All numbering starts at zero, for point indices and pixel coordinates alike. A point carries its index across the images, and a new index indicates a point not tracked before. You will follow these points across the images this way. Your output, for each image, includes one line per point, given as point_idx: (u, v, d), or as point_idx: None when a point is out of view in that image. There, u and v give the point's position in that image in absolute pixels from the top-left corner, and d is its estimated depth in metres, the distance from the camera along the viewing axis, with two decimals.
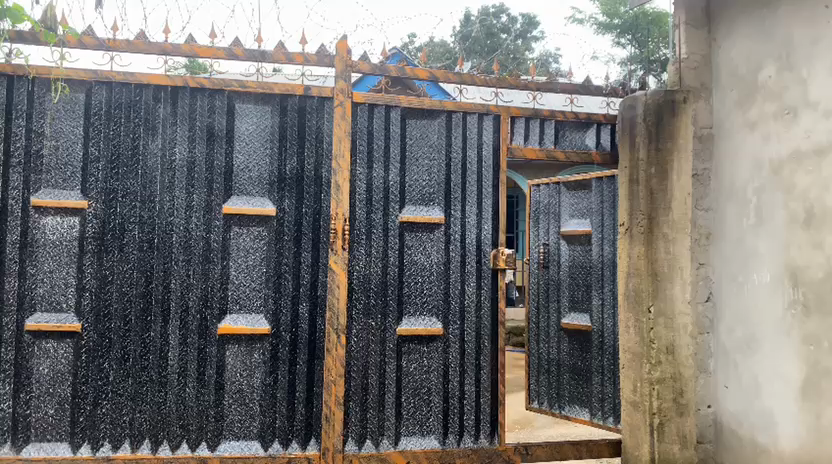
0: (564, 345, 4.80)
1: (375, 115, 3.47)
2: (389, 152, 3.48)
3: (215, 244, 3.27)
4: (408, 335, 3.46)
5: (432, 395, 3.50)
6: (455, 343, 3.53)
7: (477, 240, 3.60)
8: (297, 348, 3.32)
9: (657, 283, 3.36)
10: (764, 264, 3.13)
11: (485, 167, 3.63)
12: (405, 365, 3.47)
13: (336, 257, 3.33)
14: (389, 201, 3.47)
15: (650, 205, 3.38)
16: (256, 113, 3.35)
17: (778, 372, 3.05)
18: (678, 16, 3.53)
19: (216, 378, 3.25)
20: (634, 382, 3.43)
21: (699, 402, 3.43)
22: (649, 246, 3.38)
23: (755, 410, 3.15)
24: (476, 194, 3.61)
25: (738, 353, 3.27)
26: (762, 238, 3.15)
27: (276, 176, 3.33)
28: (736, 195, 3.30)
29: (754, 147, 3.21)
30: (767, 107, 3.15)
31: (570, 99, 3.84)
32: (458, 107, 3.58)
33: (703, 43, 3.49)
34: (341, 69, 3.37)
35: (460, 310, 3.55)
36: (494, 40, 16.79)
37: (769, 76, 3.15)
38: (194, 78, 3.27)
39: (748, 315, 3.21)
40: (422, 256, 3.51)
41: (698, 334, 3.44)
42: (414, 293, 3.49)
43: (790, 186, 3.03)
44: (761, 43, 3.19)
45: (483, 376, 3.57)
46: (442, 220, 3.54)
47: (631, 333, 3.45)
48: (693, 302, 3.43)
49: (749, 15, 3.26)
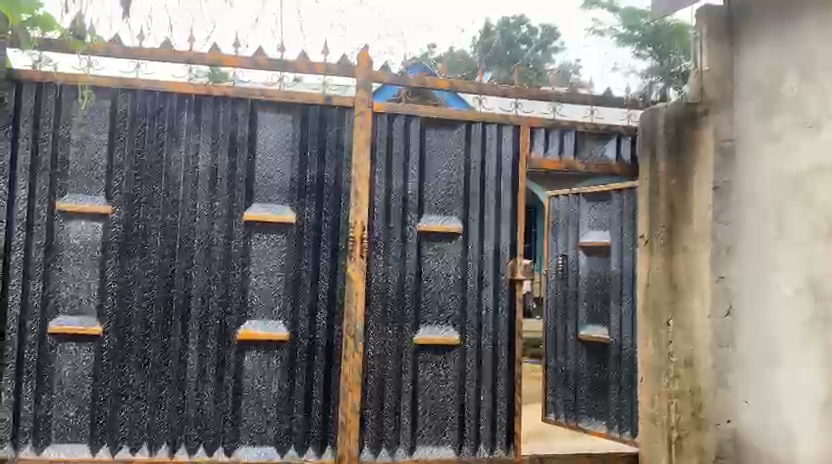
0: (582, 357, 4.80)
1: (395, 124, 3.49)
2: (408, 161, 3.50)
3: (236, 250, 3.30)
4: (426, 343, 3.47)
5: (448, 405, 3.50)
6: (471, 353, 3.53)
7: (495, 251, 3.60)
8: (314, 354, 3.34)
9: (675, 296, 3.48)
10: (785, 278, 3.11)
11: (504, 178, 3.64)
12: (422, 374, 3.47)
13: (353, 263, 3.35)
14: (408, 210, 3.48)
15: (670, 218, 3.53)
16: (277, 122, 3.38)
17: (799, 387, 3.03)
18: (700, 26, 3.45)
19: (234, 384, 3.28)
20: (652, 396, 3.55)
21: (718, 417, 3.29)
22: (669, 259, 3.53)
23: (774, 426, 3.11)
24: (495, 204, 3.61)
25: (758, 367, 3.20)
26: (783, 252, 3.12)
27: (297, 184, 3.37)
28: (757, 210, 3.24)
29: (775, 160, 3.17)
30: (788, 120, 3.13)
31: (591, 109, 3.84)
32: (478, 116, 3.60)
33: (723, 54, 3.40)
34: (362, 80, 3.41)
35: (477, 320, 3.55)
36: (513, 51, 16.80)
37: (791, 88, 3.13)
38: (217, 87, 3.32)
39: (768, 329, 3.16)
40: (440, 266, 3.52)
41: (716, 348, 3.31)
42: (431, 302, 3.50)
43: (810, 198, 3.04)
44: (784, 52, 3.17)
45: (499, 387, 3.56)
46: (461, 230, 3.55)
47: (650, 347, 3.59)
48: (713, 315, 3.31)
49: (773, 25, 3.21)
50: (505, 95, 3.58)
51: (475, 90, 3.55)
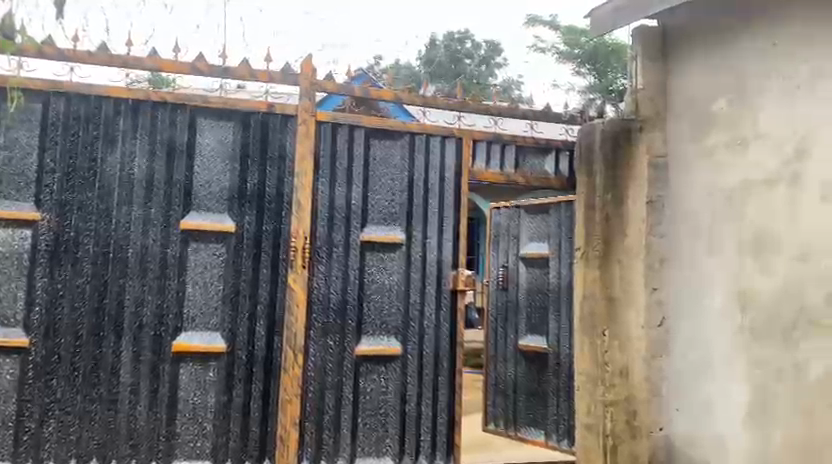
0: (522, 367, 4.88)
1: (338, 134, 3.48)
2: (352, 172, 3.49)
3: (172, 259, 3.22)
4: (367, 354, 3.46)
5: (389, 416, 3.49)
6: (412, 363, 3.54)
7: (438, 262, 3.63)
8: (253, 367, 3.28)
9: (611, 307, 3.52)
10: (715, 291, 3.25)
11: (446, 190, 3.67)
12: (363, 384, 3.45)
13: (295, 275, 3.32)
14: (351, 220, 3.47)
15: (606, 229, 3.53)
16: (218, 128, 3.33)
17: (726, 395, 3.17)
18: (636, 48, 3.59)
19: (169, 397, 3.19)
20: (588, 405, 3.56)
21: (651, 424, 3.44)
22: (605, 270, 3.54)
23: (705, 434, 3.26)
24: (438, 216, 3.64)
25: (691, 377, 3.33)
26: (714, 265, 3.26)
27: (237, 192, 3.31)
28: (688, 225, 3.39)
29: (706, 177, 3.32)
30: (719, 138, 3.28)
31: (531, 124, 3.95)
32: (422, 129, 3.62)
33: (658, 74, 3.55)
34: (307, 89, 3.39)
35: (419, 331, 3.56)
36: (457, 65, 17.05)
37: (721, 108, 3.28)
38: (156, 92, 3.25)
39: (699, 339, 3.30)
40: (383, 276, 3.52)
41: (651, 358, 3.45)
42: (373, 313, 3.49)
43: (739, 214, 3.18)
44: (715, 73, 3.31)
45: (441, 397, 3.58)
46: (403, 240, 3.56)
47: (585, 357, 3.60)
48: (647, 326, 3.46)
49: (704, 49, 3.37)
50: (448, 108, 3.65)
51: (420, 103, 3.58)
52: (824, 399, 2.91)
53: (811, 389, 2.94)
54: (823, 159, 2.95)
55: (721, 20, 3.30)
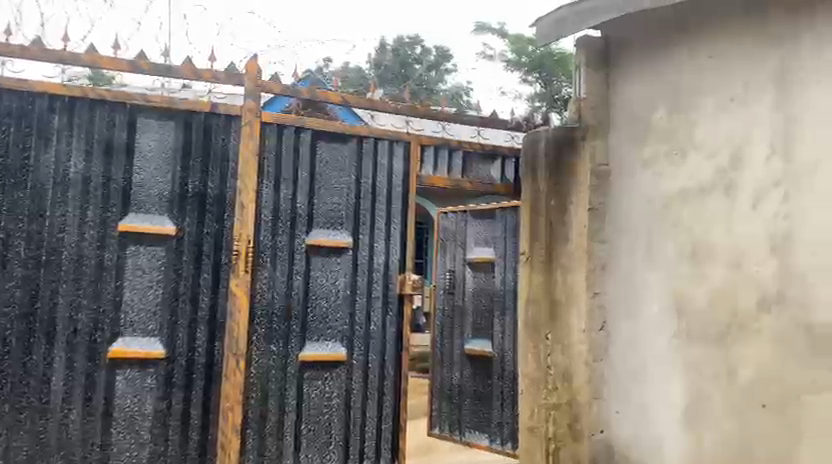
0: (467, 371, 4.91)
1: (284, 135, 3.42)
2: (298, 175, 3.44)
3: (108, 263, 3.11)
4: (311, 360, 3.41)
5: (333, 422, 3.46)
6: (357, 369, 3.52)
7: (385, 267, 3.62)
8: (193, 374, 3.20)
9: (554, 312, 3.63)
10: (653, 296, 3.34)
11: (394, 194, 3.66)
12: (307, 391, 3.41)
13: (237, 279, 3.25)
14: (296, 224, 3.42)
15: (550, 236, 3.64)
16: (158, 128, 3.23)
17: (664, 397, 3.26)
18: (579, 57, 3.66)
19: (104, 404, 3.08)
20: (532, 407, 3.66)
21: (592, 427, 3.49)
22: (548, 276, 3.65)
23: (643, 437, 3.33)
24: (385, 220, 3.63)
25: (631, 380, 3.41)
26: (652, 271, 3.35)
27: (178, 194, 3.23)
28: (628, 232, 3.47)
29: (645, 185, 3.41)
30: (658, 147, 3.37)
31: (478, 130, 3.99)
32: (370, 132, 3.59)
33: (601, 84, 3.63)
34: (251, 89, 3.34)
35: (365, 336, 3.54)
36: (407, 70, 17.12)
37: (660, 118, 3.37)
38: (94, 90, 3.14)
39: (638, 343, 3.39)
40: (328, 281, 3.48)
41: (592, 362, 3.52)
42: (318, 318, 3.45)
43: (676, 222, 3.27)
44: (655, 84, 3.40)
45: (386, 403, 3.57)
46: (349, 244, 3.53)
47: (529, 360, 3.70)
48: (588, 330, 3.52)
49: (643, 60, 3.47)
50: (396, 112, 3.64)
51: (367, 106, 3.55)
52: (755, 399, 2.95)
53: (742, 390, 2.99)
54: (756, 165, 3.01)
55: (662, 32, 3.39)
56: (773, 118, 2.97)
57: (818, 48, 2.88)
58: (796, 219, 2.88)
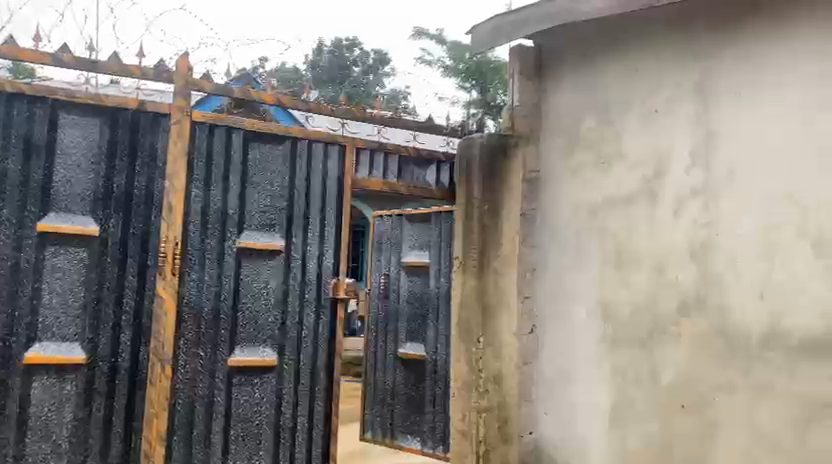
0: (400, 375, 4.92)
1: (215, 135, 3.35)
2: (229, 176, 3.37)
3: (25, 264, 2.96)
4: (241, 365, 3.34)
5: (263, 428, 3.40)
6: (289, 374, 3.47)
7: (318, 270, 3.59)
8: (116, 381, 3.08)
9: (486, 316, 3.69)
10: (581, 299, 3.45)
11: (328, 198, 3.64)
12: (236, 396, 3.34)
13: (164, 283, 3.16)
14: (226, 226, 3.35)
15: (483, 240, 3.71)
16: (82, 125, 3.10)
17: (590, 398, 3.37)
18: (514, 67, 3.78)
19: (18, 413, 2.92)
20: (462, 410, 3.72)
21: (521, 429, 3.61)
22: (481, 280, 3.72)
23: (570, 437, 3.43)
24: (318, 224, 3.60)
25: (559, 382, 3.51)
26: (580, 275, 3.46)
27: (102, 194, 3.10)
28: (558, 237, 3.58)
29: (575, 192, 3.52)
30: (586, 156, 3.49)
31: (414, 135, 4.00)
32: (304, 134, 3.55)
33: (533, 94, 3.76)
34: (181, 86, 3.24)
35: (297, 340, 3.50)
36: (345, 73, 17.04)
37: (589, 128, 3.49)
38: (12, 83, 2.98)
39: (566, 346, 3.50)
40: (259, 284, 3.42)
41: (521, 365, 3.62)
42: (248, 322, 3.38)
43: (604, 228, 3.38)
44: (585, 95, 3.52)
45: (317, 407, 3.54)
46: (282, 247, 3.48)
47: (461, 363, 3.75)
48: (518, 333, 3.62)
49: (574, 72, 3.59)
50: (332, 114, 3.62)
51: (302, 108, 3.52)
52: (676, 400, 3.06)
53: (663, 390, 3.11)
54: (677, 174, 3.13)
55: (592, 45, 3.51)
56: (693, 128, 3.09)
57: (734, 61, 2.97)
58: (716, 227, 2.97)
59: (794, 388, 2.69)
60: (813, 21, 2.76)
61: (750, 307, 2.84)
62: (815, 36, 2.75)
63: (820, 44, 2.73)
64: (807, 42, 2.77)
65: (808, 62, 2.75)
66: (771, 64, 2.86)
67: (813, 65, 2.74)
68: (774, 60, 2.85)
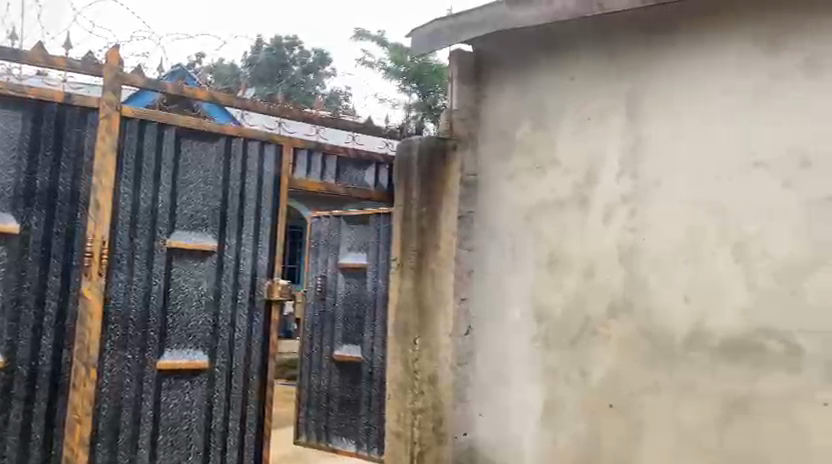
0: (335, 378, 4.88)
1: (146, 132, 3.24)
2: (160, 173, 3.27)
3: None
4: (171, 369, 3.25)
5: (193, 433, 3.31)
6: (220, 377, 3.40)
7: (252, 271, 3.52)
8: (36, 386, 2.94)
9: (422, 318, 3.70)
10: (515, 302, 3.51)
11: (263, 198, 3.58)
12: (165, 400, 3.24)
13: (89, 283, 3.04)
14: (156, 225, 3.24)
15: (421, 242, 3.72)
16: (2, 117, 2.94)
17: (523, 399, 3.43)
18: (453, 70, 3.79)
19: None
20: (398, 412, 3.72)
21: (455, 430, 3.63)
22: (418, 282, 3.71)
23: (504, 438, 3.49)
24: (253, 224, 3.53)
25: (493, 382, 3.56)
26: (515, 278, 3.52)
27: (23, 190, 2.96)
28: (494, 240, 3.63)
29: (511, 196, 3.58)
30: (522, 161, 3.56)
31: (353, 136, 3.98)
32: (239, 132, 3.49)
33: (471, 98, 3.78)
34: (109, 80, 3.13)
35: (229, 343, 3.43)
36: (285, 72, 16.80)
37: (525, 133, 3.56)
38: None
39: (501, 348, 3.54)
40: (190, 285, 3.33)
41: (457, 366, 3.66)
42: (178, 324, 3.29)
43: (538, 232, 3.45)
44: (521, 101, 3.59)
45: (250, 411, 3.48)
46: (215, 248, 3.40)
47: (397, 365, 3.74)
48: (454, 335, 3.67)
49: (511, 78, 3.65)
50: (269, 112, 3.57)
51: (237, 105, 3.45)
52: (605, 400, 3.14)
53: (593, 391, 3.19)
54: (609, 179, 3.21)
55: (527, 52, 3.58)
56: (623, 136, 3.18)
57: (661, 73, 3.09)
58: (643, 232, 3.08)
59: (715, 387, 2.81)
60: (734, 37, 2.89)
61: (674, 309, 2.96)
62: (735, 51, 2.88)
63: (740, 59, 2.86)
64: (728, 57, 2.90)
65: (730, 76, 2.89)
66: (696, 77, 2.98)
67: (734, 79, 2.88)
68: (698, 72, 2.98)
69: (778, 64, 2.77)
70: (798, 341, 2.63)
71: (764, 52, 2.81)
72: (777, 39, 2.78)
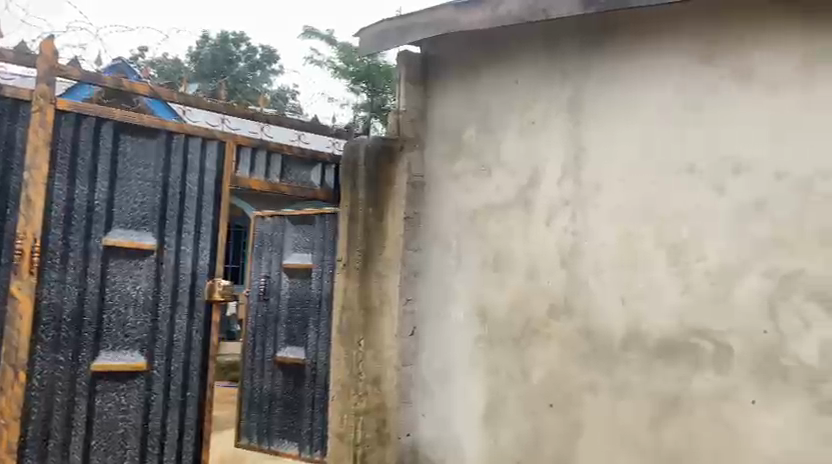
0: (278, 380, 4.84)
1: (81, 126, 3.12)
2: (97, 169, 3.15)
3: None
4: (106, 371, 3.14)
5: (129, 436, 3.22)
6: (159, 380, 3.31)
7: (192, 271, 3.44)
8: None
9: (367, 319, 3.64)
10: (460, 302, 3.54)
11: (205, 196, 3.50)
12: (99, 403, 3.13)
13: (19, 282, 2.89)
14: (92, 223, 3.13)
15: (367, 242, 3.66)
16: None
17: (466, 399, 3.47)
18: (401, 71, 3.78)
19: None
20: (341, 414, 3.64)
21: (399, 431, 3.65)
22: (364, 282, 3.65)
23: (446, 438, 3.52)
24: (194, 223, 3.46)
25: (437, 381, 3.59)
26: (460, 279, 3.55)
27: None
28: (440, 240, 3.66)
29: (458, 197, 3.62)
30: (468, 163, 3.60)
31: (299, 134, 3.94)
32: (179, 128, 3.41)
33: (419, 99, 3.79)
34: (43, 70, 2.96)
35: (168, 345, 3.34)
36: (231, 69, 16.48)
37: (471, 135, 3.60)
38: None
39: (445, 348, 3.59)
40: (127, 285, 3.23)
41: (400, 367, 3.68)
42: (114, 325, 3.18)
43: (483, 233, 3.49)
44: (467, 104, 3.63)
45: (189, 414, 3.41)
46: (154, 247, 3.31)
47: (341, 366, 3.66)
48: (399, 335, 3.68)
49: (458, 81, 3.68)
50: (212, 108, 3.50)
51: (179, 100, 3.37)
52: (545, 399, 3.20)
53: (533, 390, 3.24)
54: (551, 182, 3.27)
55: (474, 56, 3.61)
56: (565, 141, 3.25)
57: (601, 79, 3.16)
58: (583, 235, 3.14)
59: (649, 386, 2.90)
60: (671, 47, 2.98)
61: (612, 311, 3.03)
62: (672, 60, 2.97)
63: (676, 69, 2.96)
64: (666, 66, 2.99)
65: (667, 85, 2.98)
66: (635, 84, 3.07)
67: (669, 88, 2.97)
68: (637, 81, 3.06)
69: (712, 74, 2.87)
70: (728, 339, 2.74)
71: (699, 63, 2.90)
72: (711, 50, 2.88)
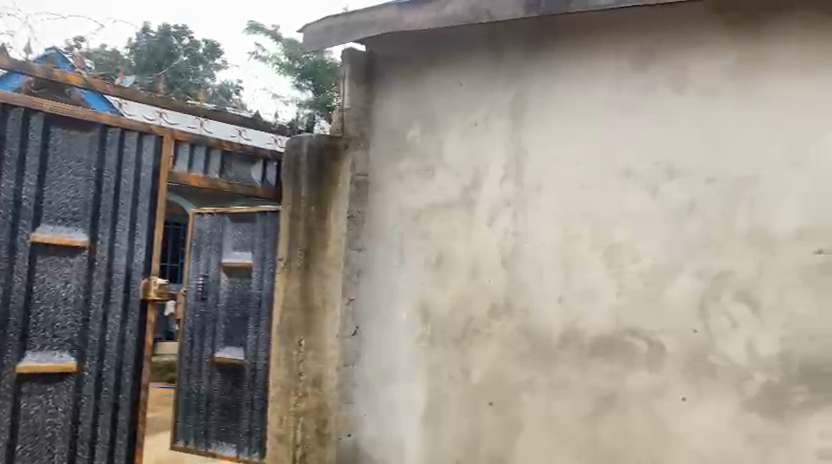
0: (216, 381, 4.74)
1: (10, 117, 2.93)
2: (25, 160, 2.98)
3: None
4: (33, 373, 2.99)
5: (57, 440, 3.10)
6: (90, 381, 3.20)
7: (126, 269, 3.34)
8: None
9: (308, 319, 3.64)
10: (402, 302, 3.54)
11: (141, 192, 3.39)
12: (25, 407, 2.98)
13: None
14: (19, 218, 2.97)
15: (308, 242, 3.66)
16: None
17: (407, 398, 3.47)
18: (345, 69, 3.76)
19: None
20: (280, 415, 3.64)
21: (340, 431, 3.60)
22: (305, 282, 3.66)
23: (386, 437, 3.51)
24: (129, 220, 3.35)
25: (378, 381, 3.57)
26: (403, 278, 3.55)
27: None
28: (383, 240, 3.64)
29: (401, 196, 3.61)
30: (412, 163, 3.60)
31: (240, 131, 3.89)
32: (114, 122, 3.27)
33: (361, 97, 3.75)
34: None
35: (100, 345, 3.23)
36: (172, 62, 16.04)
37: (415, 136, 3.60)
38: None
39: (387, 347, 3.56)
40: (57, 283, 3.08)
41: (342, 366, 3.62)
42: (42, 326, 3.03)
43: (425, 233, 3.50)
44: (412, 104, 3.62)
45: (121, 416, 3.32)
46: (86, 244, 3.19)
47: (281, 367, 3.65)
48: (341, 335, 3.63)
49: (402, 80, 3.67)
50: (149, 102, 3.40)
51: (114, 93, 3.23)
52: (485, 398, 3.23)
53: (474, 389, 3.27)
54: (494, 183, 3.31)
55: (418, 56, 3.62)
56: (508, 143, 3.29)
57: (544, 83, 3.21)
58: (524, 236, 3.19)
59: (586, 383, 2.97)
60: (611, 53, 3.05)
61: (551, 310, 3.09)
62: (612, 66, 3.04)
63: (616, 74, 3.03)
64: (605, 71, 3.06)
65: (606, 90, 3.05)
66: (575, 89, 3.13)
67: (608, 94, 3.05)
68: (578, 85, 3.12)
69: (649, 81, 2.96)
70: (659, 338, 2.83)
71: (636, 69, 2.99)
72: (648, 57, 2.96)
